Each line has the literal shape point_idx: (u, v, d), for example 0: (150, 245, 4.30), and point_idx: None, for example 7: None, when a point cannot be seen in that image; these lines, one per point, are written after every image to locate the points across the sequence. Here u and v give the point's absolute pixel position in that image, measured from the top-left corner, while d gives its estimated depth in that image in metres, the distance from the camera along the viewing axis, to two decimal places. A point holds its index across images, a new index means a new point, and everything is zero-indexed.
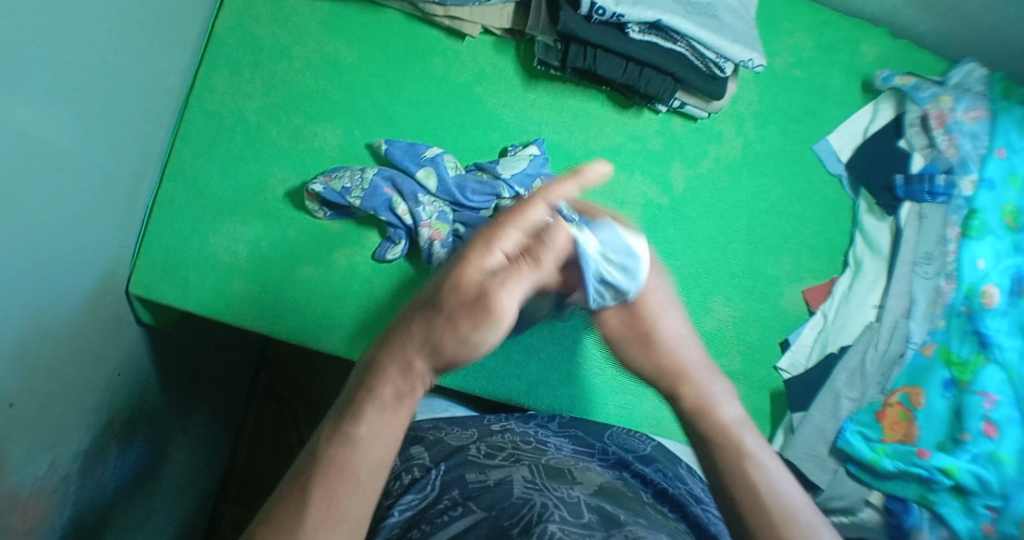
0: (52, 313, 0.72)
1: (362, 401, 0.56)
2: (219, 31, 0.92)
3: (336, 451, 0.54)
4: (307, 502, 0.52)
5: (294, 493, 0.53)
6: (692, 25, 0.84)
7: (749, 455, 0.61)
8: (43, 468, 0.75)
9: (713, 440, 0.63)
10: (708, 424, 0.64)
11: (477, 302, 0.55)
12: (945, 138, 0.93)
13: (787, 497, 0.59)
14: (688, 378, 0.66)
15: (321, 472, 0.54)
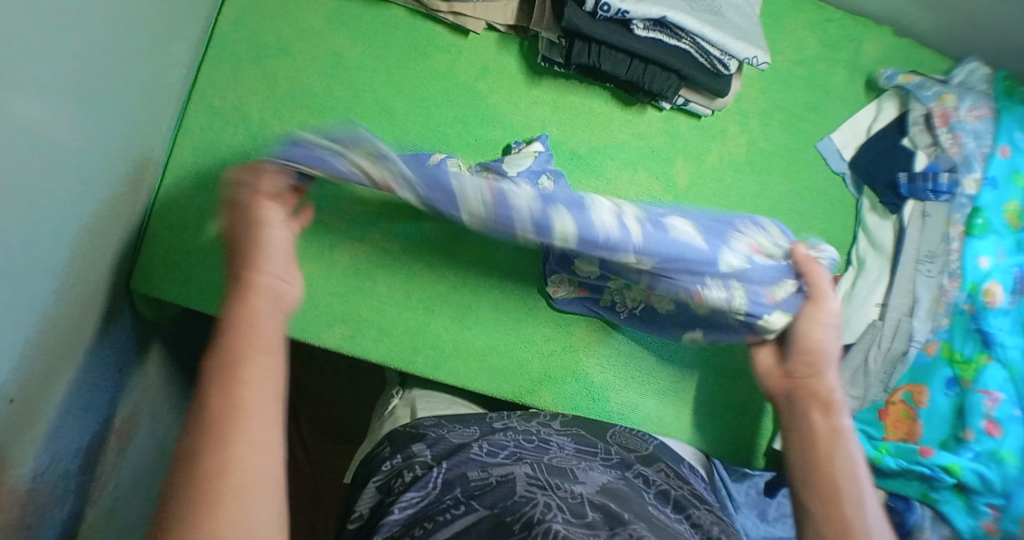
0: (52, 308, 0.72)
1: (224, 422, 0.54)
2: (221, 25, 0.92)
3: (216, 463, 0.52)
4: (202, 507, 0.50)
5: (189, 511, 0.50)
6: (697, 21, 0.84)
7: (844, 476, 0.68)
8: (42, 464, 0.75)
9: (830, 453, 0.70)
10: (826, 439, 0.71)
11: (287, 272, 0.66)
12: (949, 136, 0.92)
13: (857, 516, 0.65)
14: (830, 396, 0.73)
15: (207, 484, 0.51)
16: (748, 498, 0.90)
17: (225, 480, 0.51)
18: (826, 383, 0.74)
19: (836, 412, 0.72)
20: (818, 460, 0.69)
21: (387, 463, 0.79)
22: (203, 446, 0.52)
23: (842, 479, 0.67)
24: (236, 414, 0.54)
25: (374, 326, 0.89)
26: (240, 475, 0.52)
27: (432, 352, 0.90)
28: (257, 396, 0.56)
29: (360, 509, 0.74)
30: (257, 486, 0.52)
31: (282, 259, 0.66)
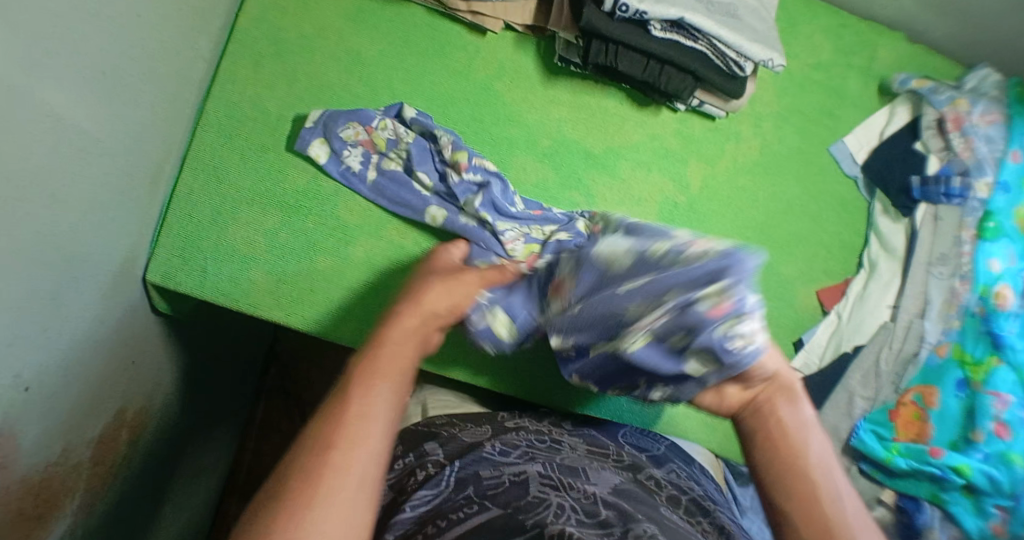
0: (67, 299, 0.72)
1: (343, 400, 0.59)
2: (242, 22, 0.93)
3: (337, 429, 0.56)
4: (305, 468, 0.53)
5: (309, 460, 0.54)
6: (713, 23, 0.85)
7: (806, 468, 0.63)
8: (56, 453, 0.76)
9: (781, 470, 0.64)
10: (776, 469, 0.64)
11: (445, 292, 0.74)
12: (961, 140, 0.93)
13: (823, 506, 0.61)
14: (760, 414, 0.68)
15: (317, 452, 0.55)
16: (753, 503, 0.93)
17: (336, 482, 0.53)
18: (783, 378, 0.68)
19: (799, 401, 0.67)
20: (786, 460, 0.64)
21: (399, 462, 0.80)
22: (311, 448, 0.55)
23: (813, 488, 0.62)
24: (365, 417, 0.57)
25: None
26: (333, 481, 0.53)
27: (446, 348, 0.91)
28: (380, 405, 0.59)
29: (374, 507, 0.74)
30: (347, 495, 0.53)
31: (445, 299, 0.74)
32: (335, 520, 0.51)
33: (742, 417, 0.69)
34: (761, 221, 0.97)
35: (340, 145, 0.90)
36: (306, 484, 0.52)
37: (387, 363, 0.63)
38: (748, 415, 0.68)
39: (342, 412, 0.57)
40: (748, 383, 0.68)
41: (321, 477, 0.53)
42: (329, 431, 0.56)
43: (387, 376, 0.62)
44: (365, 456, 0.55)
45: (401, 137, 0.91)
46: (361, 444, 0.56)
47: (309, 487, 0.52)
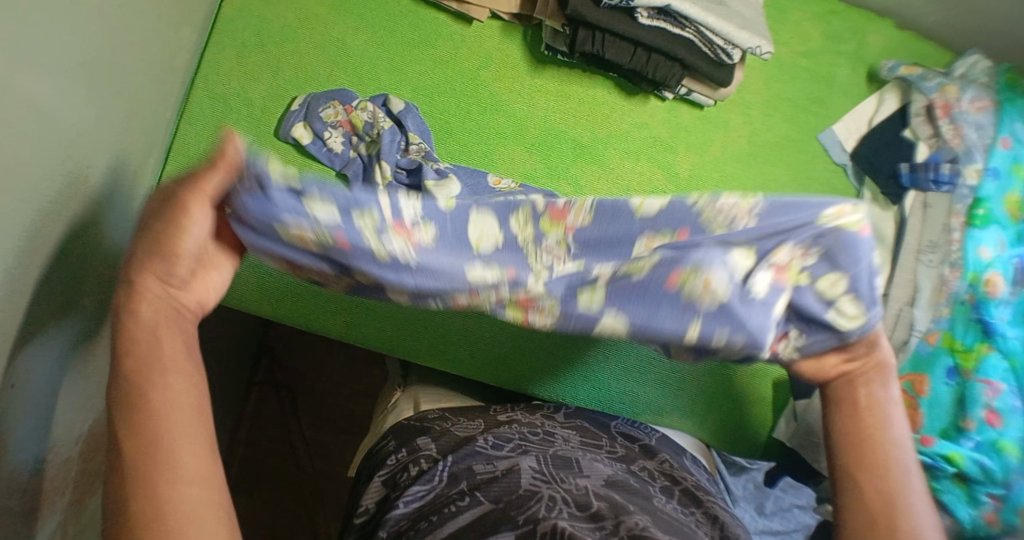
0: (57, 294, 0.71)
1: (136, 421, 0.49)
2: (225, 13, 0.92)
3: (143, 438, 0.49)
4: (129, 504, 0.47)
5: (128, 490, 0.47)
6: (701, 10, 0.84)
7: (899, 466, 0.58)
8: (45, 450, 0.75)
9: (858, 453, 0.58)
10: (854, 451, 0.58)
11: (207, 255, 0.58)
12: (950, 127, 0.93)
13: (895, 486, 0.57)
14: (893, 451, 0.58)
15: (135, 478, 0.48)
16: (745, 492, 0.92)
17: (177, 490, 0.48)
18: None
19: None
20: (868, 434, 0.59)
21: (392, 457, 0.79)
22: (131, 485, 0.47)
23: (889, 472, 0.57)
24: (150, 424, 0.49)
25: (377, 313, 0.89)
26: (171, 513, 0.47)
27: (435, 340, 0.90)
28: (177, 411, 0.51)
29: (366, 504, 0.74)
30: (197, 519, 0.47)
31: (204, 230, 0.56)
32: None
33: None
34: None
35: (321, 126, 0.88)
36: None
37: (165, 338, 0.53)
38: (841, 388, 0.60)
39: (142, 414, 0.50)
40: (849, 353, 0.59)
41: (156, 503, 0.47)
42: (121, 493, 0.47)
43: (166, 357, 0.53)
44: (198, 450, 0.50)
45: (379, 121, 0.89)
46: (175, 429, 0.50)
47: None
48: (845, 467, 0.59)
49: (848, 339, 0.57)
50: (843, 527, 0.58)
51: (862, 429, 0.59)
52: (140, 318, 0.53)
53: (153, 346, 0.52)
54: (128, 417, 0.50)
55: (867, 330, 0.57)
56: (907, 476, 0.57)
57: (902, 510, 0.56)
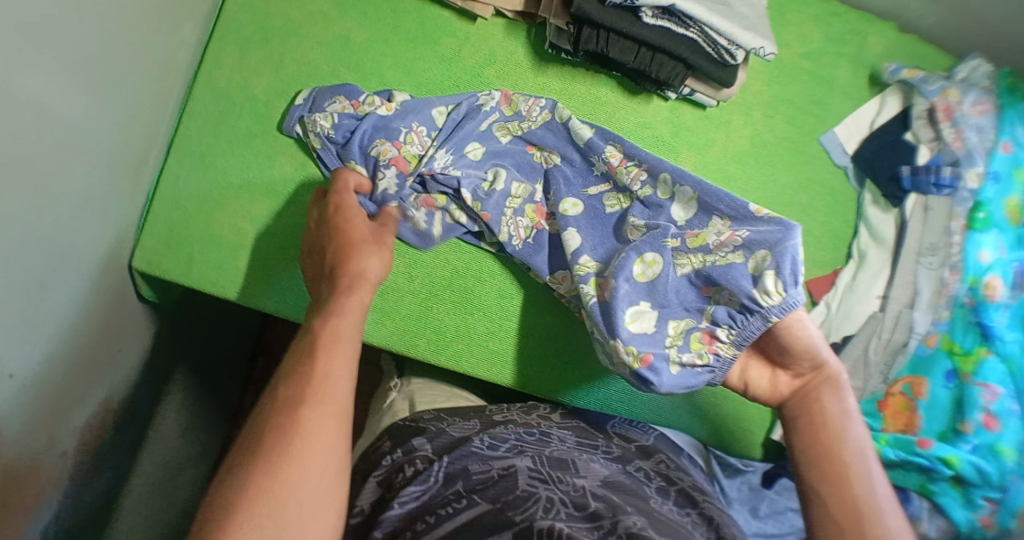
0: (55, 285, 0.71)
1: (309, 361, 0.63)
2: (228, 7, 0.92)
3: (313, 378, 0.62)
4: (269, 431, 0.58)
5: (283, 416, 0.59)
6: (704, 10, 0.84)
7: (859, 474, 0.70)
8: (43, 442, 0.74)
9: (829, 455, 0.71)
10: (825, 451, 0.72)
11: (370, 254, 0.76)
12: (952, 131, 0.93)
13: (866, 507, 0.68)
14: (855, 457, 0.71)
15: (288, 409, 0.60)
16: (740, 494, 0.93)
17: (301, 435, 0.58)
18: (829, 370, 0.76)
19: (843, 392, 0.75)
20: (826, 441, 0.72)
21: (387, 458, 0.79)
22: (284, 415, 0.59)
23: (854, 483, 0.69)
24: (319, 382, 0.62)
25: (375, 310, 0.89)
26: (301, 446, 0.58)
27: (434, 337, 0.89)
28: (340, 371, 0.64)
29: (361, 504, 0.74)
30: (316, 461, 0.58)
31: (377, 271, 0.76)
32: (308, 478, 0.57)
33: (790, 403, 0.77)
34: None
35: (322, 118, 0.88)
36: (267, 461, 0.56)
37: (343, 328, 0.67)
38: (794, 400, 0.77)
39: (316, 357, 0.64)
40: (795, 371, 0.77)
41: (301, 427, 0.59)
42: (279, 421, 0.59)
43: (338, 342, 0.66)
44: (334, 410, 0.61)
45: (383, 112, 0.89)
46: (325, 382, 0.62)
47: (270, 465, 0.56)
48: (810, 481, 0.71)
49: (772, 314, 0.73)
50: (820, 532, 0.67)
51: (828, 436, 0.73)
52: (331, 316, 0.68)
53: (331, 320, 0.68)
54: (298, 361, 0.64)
55: (789, 306, 0.72)
56: (870, 488, 0.69)
57: (874, 527, 0.66)
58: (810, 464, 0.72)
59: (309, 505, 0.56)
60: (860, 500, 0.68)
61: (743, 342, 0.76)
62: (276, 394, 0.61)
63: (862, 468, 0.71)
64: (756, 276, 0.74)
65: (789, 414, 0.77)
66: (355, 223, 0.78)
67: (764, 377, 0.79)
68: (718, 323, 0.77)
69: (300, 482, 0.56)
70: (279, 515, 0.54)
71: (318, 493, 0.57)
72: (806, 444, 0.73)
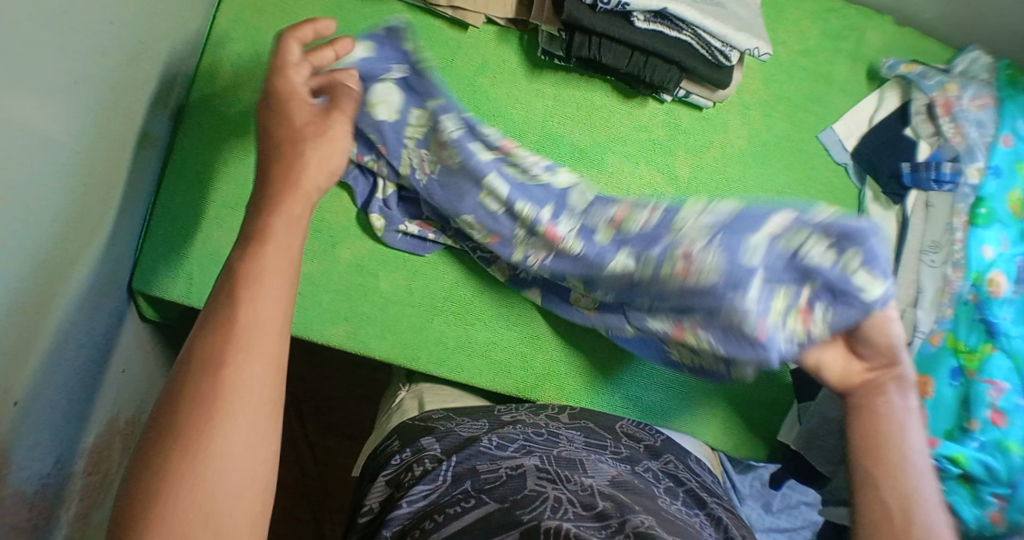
0: (57, 312, 0.71)
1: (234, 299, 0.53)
2: (219, 23, 0.91)
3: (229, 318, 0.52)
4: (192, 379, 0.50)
5: (204, 363, 0.50)
6: (698, 13, 0.83)
7: (907, 466, 0.66)
8: (49, 465, 0.74)
9: (882, 440, 0.67)
10: (883, 432, 0.68)
11: (326, 132, 0.64)
12: (951, 126, 0.92)
13: (918, 507, 0.64)
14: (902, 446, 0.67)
15: (202, 363, 0.50)
16: (752, 489, 0.95)
17: (229, 397, 0.49)
18: (902, 366, 0.69)
19: (909, 391, 0.69)
20: (881, 428, 0.68)
21: (396, 457, 0.79)
22: (207, 353, 0.51)
23: (901, 473, 0.66)
24: (252, 326, 0.52)
25: (376, 323, 0.89)
26: (229, 401, 0.49)
27: (436, 347, 0.89)
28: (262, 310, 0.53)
29: (370, 504, 0.74)
30: (243, 430, 0.49)
31: (318, 175, 0.62)
32: (227, 448, 0.48)
33: (853, 392, 0.70)
34: None
35: None
36: (192, 417, 0.48)
37: (269, 258, 0.56)
38: (859, 394, 0.70)
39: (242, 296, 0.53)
40: (868, 361, 0.69)
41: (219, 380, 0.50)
42: (207, 372, 0.50)
43: (262, 278, 0.54)
44: (260, 373, 0.51)
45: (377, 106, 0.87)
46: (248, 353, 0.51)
47: (201, 420, 0.48)
48: (862, 469, 0.67)
49: (870, 307, 0.62)
50: (864, 532, 0.64)
51: (885, 421, 0.68)
52: (257, 248, 0.56)
53: (263, 243, 0.56)
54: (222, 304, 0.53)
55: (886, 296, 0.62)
56: (920, 482, 0.65)
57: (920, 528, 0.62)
58: (857, 446, 0.68)
59: (243, 473, 0.48)
60: (910, 491, 0.65)
61: (834, 325, 0.65)
62: (201, 337, 0.52)
63: (917, 459, 0.67)
64: (844, 272, 0.61)
65: (852, 407, 0.70)
66: (289, 113, 0.64)
67: (844, 367, 0.70)
68: (815, 304, 0.64)
69: (228, 436, 0.48)
70: (208, 472, 0.47)
71: (248, 451, 0.49)
72: (860, 425, 0.69)
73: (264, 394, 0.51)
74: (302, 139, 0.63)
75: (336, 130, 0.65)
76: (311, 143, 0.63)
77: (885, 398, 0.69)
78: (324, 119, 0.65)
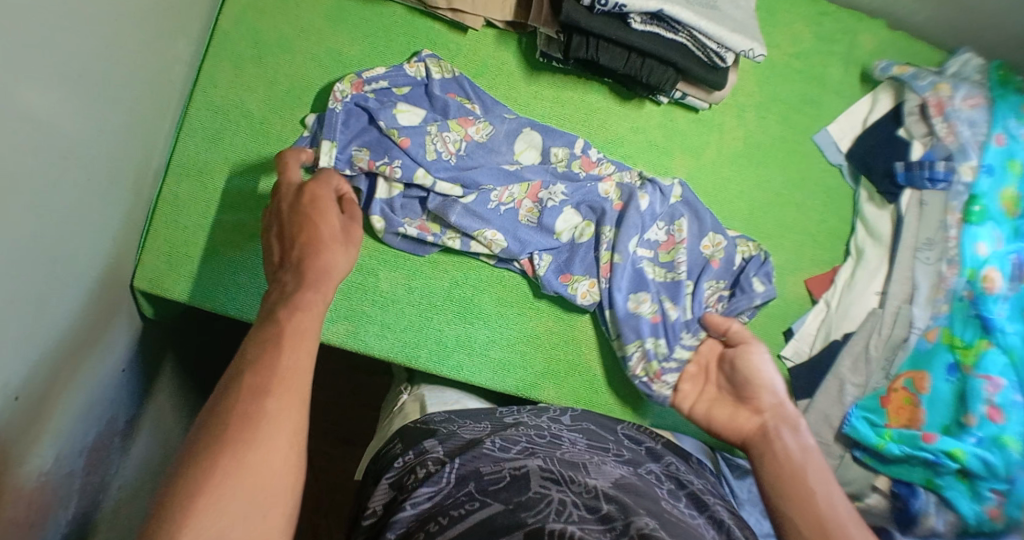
0: (57, 306, 0.71)
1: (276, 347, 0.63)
2: (221, 25, 0.93)
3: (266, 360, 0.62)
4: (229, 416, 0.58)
5: (238, 401, 0.59)
6: (692, 14, 0.85)
7: (809, 487, 0.69)
8: (48, 462, 0.74)
9: (784, 469, 0.71)
10: (784, 461, 0.72)
11: (347, 240, 0.75)
12: (944, 125, 0.93)
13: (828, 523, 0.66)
14: (805, 471, 0.70)
15: (242, 399, 0.59)
16: (750, 495, 0.93)
17: (256, 433, 0.57)
18: (787, 410, 0.78)
19: (799, 428, 0.75)
20: (789, 460, 0.72)
21: (398, 460, 0.79)
22: (241, 398, 0.59)
23: (812, 494, 0.68)
24: (286, 373, 0.61)
25: (376, 321, 0.89)
26: (259, 437, 0.57)
27: (436, 347, 0.90)
28: (293, 366, 0.62)
29: (373, 506, 0.74)
30: (267, 469, 0.56)
31: (344, 258, 0.74)
32: (252, 475, 0.55)
33: (752, 442, 0.76)
34: (748, 213, 0.97)
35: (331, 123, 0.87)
36: (225, 449, 0.55)
37: (309, 319, 0.67)
38: (756, 432, 0.76)
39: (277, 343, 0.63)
40: (755, 406, 0.79)
41: (251, 415, 0.58)
42: (243, 408, 0.58)
43: (304, 338, 0.65)
44: (287, 420, 0.59)
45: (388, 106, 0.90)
46: (283, 397, 0.60)
47: (229, 447, 0.56)
48: (769, 494, 0.70)
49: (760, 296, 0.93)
50: None
51: (786, 450, 0.73)
52: (297, 312, 0.67)
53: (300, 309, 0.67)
54: (265, 342, 0.63)
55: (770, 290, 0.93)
56: (827, 502, 0.68)
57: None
58: (770, 478, 0.71)
59: (248, 487, 0.55)
60: (820, 508, 0.67)
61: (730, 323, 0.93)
62: (235, 385, 0.60)
63: (824, 487, 0.69)
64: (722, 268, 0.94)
65: (749, 444, 0.76)
66: (325, 218, 0.75)
67: (735, 413, 0.80)
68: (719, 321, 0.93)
69: (245, 467, 0.55)
70: (227, 492, 0.54)
71: (259, 483, 0.55)
72: (760, 458, 0.74)
73: (287, 440, 0.58)
74: (329, 242, 0.73)
75: (352, 237, 0.76)
76: (330, 247, 0.73)
77: (783, 438, 0.74)
78: (346, 234, 0.76)
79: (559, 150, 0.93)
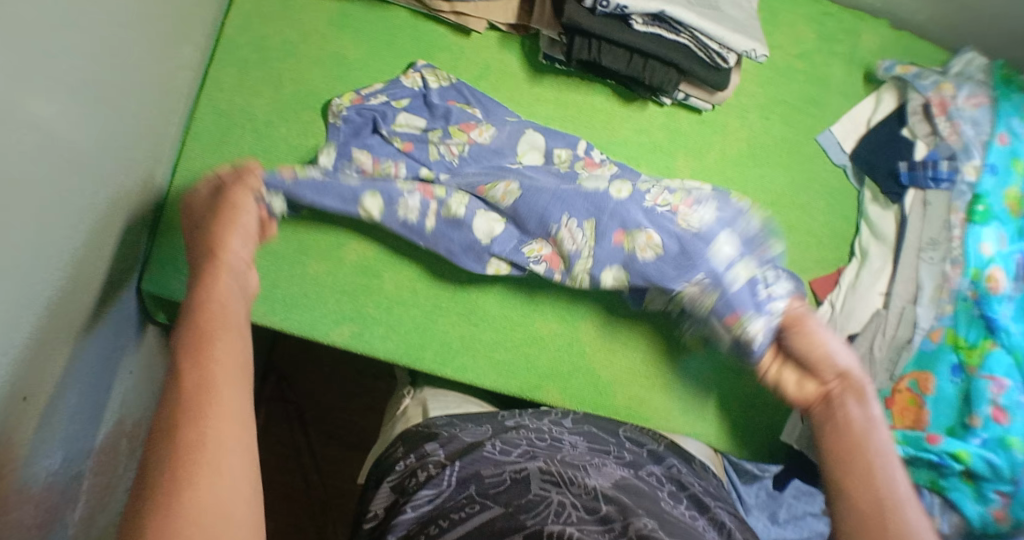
0: (65, 307, 0.72)
1: (199, 345, 0.64)
2: (227, 30, 0.94)
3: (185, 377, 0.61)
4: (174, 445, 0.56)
5: (170, 425, 0.57)
6: (694, 15, 0.85)
7: (872, 468, 0.70)
8: (56, 463, 0.75)
9: (852, 450, 0.72)
10: (849, 442, 0.73)
11: (245, 235, 0.77)
12: (947, 124, 0.93)
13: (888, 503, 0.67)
14: (865, 450, 0.72)
15: (181, 418, 0.58)
16: (758, 500, 0.95)
17: (200, 451, 0.56)
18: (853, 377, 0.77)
19: (867, 399, 0.75)
20: (847, 441, 0.73)
21: (400, 464, 0.79)
22: (176, 421, 0.57)
23: (873, 478, 0.69)
24: (212, 367, 0.62)
25: (380, 323, 0.90)
26: (205, 447, 0.57)
27: (439, 348, 0.90)
28: (222, 361, 0.64)
29: (375, 509, 0.75)
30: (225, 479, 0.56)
31: (246, 245, 0.77)
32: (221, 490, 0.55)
33: (816, 410, 0.77)
34: None
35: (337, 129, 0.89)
36: (171, 479, 0.54)
37: (238, 304, 0.72)
38: (818, 408, 0.77)
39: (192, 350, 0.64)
40: (818, 377, 0.78)
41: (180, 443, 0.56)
42: (176, 437, 0.57)
43: (232, 332, 0.67)
44: (234, 421, 0.60)
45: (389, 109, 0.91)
46: (224, 387, 0.61)
47: (171, 481, 0.54)
48: (832, 473, 0.72)
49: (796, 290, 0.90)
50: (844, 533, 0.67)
51: (851, 431, 0.73)
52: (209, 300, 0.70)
53: (221, 300, 0.70)
54: (187, 349, 0.64)
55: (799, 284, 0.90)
56: (889, 484, 0.69)
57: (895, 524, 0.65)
58: (837, 472, 0.71)
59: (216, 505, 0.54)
60: (882, 496, 0.68)
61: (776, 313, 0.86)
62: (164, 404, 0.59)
63: (884, 466, 0.71)
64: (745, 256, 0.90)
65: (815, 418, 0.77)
66: None
67: (794, 383, 0.80)
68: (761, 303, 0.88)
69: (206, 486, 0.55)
70: (189, 507, 0.53)
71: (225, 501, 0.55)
72: (829, 438, 0.74)
73: (240, 429, 0.60)
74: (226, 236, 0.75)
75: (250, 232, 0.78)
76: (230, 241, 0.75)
77: (848, 414, 0.75)
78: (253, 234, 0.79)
79: (561, 151, 0.93)
